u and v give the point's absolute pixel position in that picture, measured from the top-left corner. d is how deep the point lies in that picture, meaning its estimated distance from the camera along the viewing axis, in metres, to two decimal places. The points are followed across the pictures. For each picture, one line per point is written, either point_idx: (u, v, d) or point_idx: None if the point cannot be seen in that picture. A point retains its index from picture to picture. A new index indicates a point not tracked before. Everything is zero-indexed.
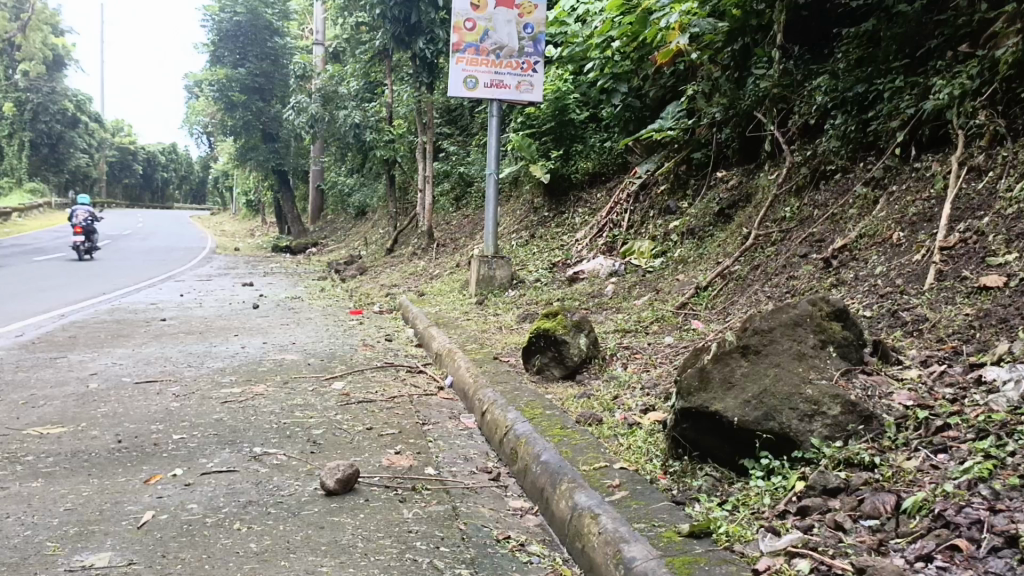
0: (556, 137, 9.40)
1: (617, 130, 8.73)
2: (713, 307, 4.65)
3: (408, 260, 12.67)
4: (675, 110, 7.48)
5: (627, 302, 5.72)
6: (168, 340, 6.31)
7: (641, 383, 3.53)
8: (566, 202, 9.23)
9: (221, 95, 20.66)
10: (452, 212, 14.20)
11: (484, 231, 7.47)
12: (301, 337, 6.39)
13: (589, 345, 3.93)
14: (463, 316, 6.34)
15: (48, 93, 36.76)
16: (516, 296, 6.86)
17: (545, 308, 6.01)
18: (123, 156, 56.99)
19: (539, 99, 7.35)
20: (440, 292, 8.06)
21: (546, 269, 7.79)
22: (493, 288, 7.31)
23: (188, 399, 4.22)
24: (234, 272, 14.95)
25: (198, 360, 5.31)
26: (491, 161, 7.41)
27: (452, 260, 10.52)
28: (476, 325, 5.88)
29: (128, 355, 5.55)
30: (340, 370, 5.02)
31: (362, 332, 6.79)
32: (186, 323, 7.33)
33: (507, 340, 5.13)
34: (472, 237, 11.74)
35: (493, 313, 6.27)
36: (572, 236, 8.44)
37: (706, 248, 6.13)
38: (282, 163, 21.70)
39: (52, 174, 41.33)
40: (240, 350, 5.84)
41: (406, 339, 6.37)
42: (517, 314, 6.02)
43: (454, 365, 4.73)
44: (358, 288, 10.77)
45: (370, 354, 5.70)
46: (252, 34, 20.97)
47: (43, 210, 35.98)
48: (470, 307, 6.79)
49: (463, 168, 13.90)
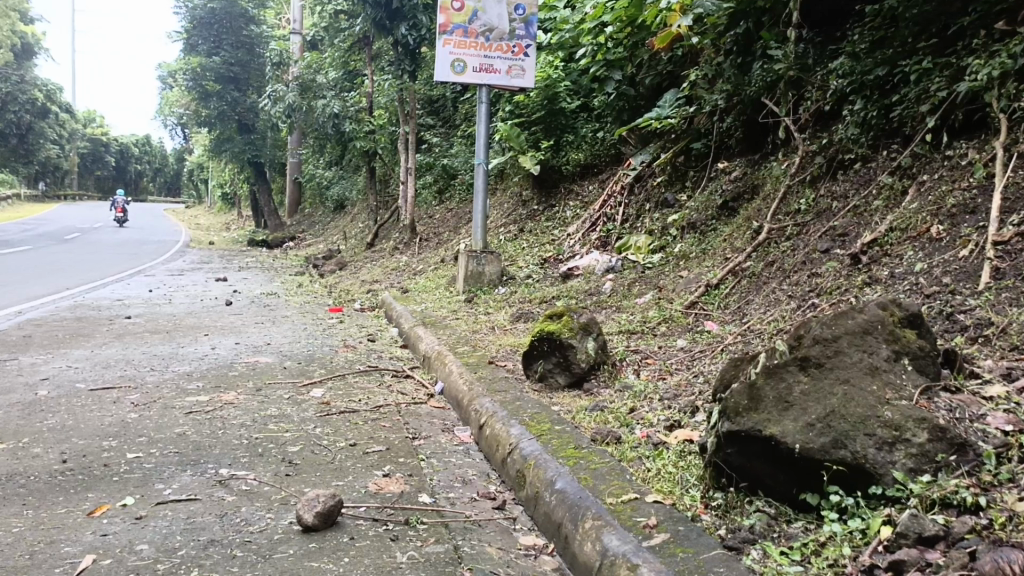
0: (545, 127, 8.92)
1: (611, 120, 8.36)
2: (727, 307, 4.28)
3: (389, 255, 12.22)
4: (673, 98, 7.09)
5: (628, 301, 5.35)
6: (130, 340, 5.85)
7: (660, 393, 3.15)
8: (556, 194, 8.85)
9: (195, 84, 20.07)
10: (434, 206, 13.78)
11: (472, 224, 7.07)
12: (276, 337, 5.96)
13: (598, 349, 3.54)
14: (451, 315, 5.93)
15: (17, 82, 36.05)
16: (507, 294, 6.46)
17: (539, 307, 5.62)
18: (96, 148, 55.94)
19: (531, 85, 6.94)
20: (425, 289, 7.64)
21: (537, 265, 7.40)
22: (482, 285, 6.91)
23: (149, 408, 3.79)
24: (208, 266, 14.43)
25: (162, 364, 4.86)
26: (479, 150, 7.00)
27: (436, 255, 10.12)
28: (466, 324, 5.48)
29: (85, 357, 5.09)
30: (318, 374, 4.60)
31: (342, 331, 6.36)
32: (152, 322, 6.85)
33: (501, 342, 4.73)
34: (456, 231, 11.33)
35: (483, 312, 5.87)
36: (563, 230, 8.05)
37: (710, 243, 5.77)
38: (258, 154, 21.14)
39: (21, 165, 40.36)
40: (210, 351, 5.38)
41: (389, 340, 5.95)
42: (510, 313, 5.63)
43: (445, 370, 4.33)
44: (338, 284, 10.33)
45: (350, 356, 5.29)
46: (227, 22, 20.40)
47: (12, 202, 35.08)
48: (458, 305, 6.39)
49: (447, 160, 13.48)
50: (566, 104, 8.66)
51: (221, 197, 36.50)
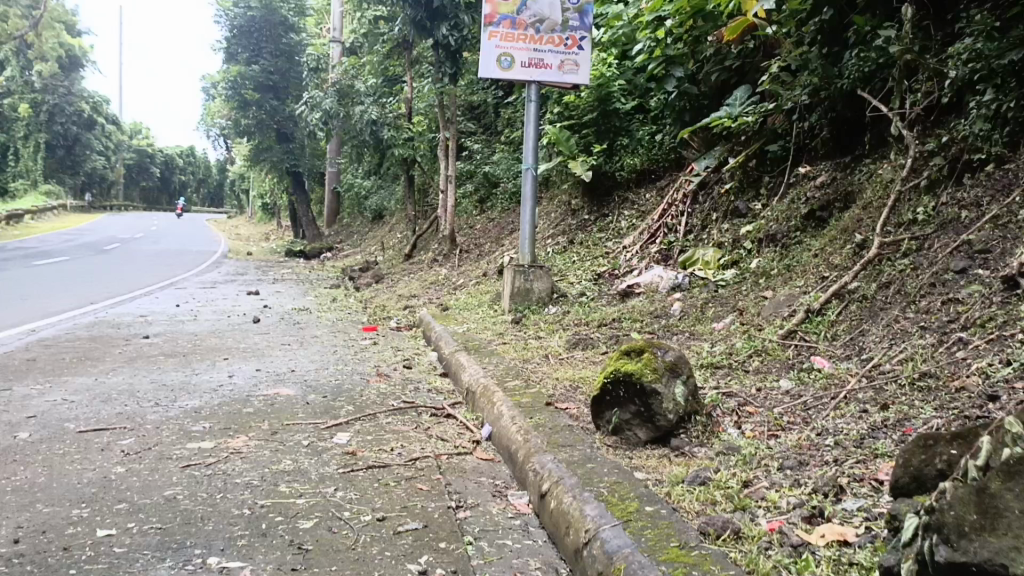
0: (597, 130, 8.19)
1: (670, 122, 7.66)
2: (836, 339, 3.53)
3: (427, 268, 11.60)
4: (744, 95, 6.43)
5: (704, 326, 4.62)
6: (141, 366, 5.26)
7: (781, 459, 2.42)
8: (609, 203, 8.15)
9: (234, 93, 19.79)
10: (476, 215, 13.15)
11: (519, 236, 6.39)
12: (302, 362, 5.33)
13: (687, 397, 2.82)
14: (499, 339, 5.25)
15: (64, 93, 36.65)
16: (559, 314, 5.76)
17: (598, 332, 4.91)
18: (141, 159, 56.59)
19: (585, 81, 6.25)
20: (467, 307, 6.96)
21: (591, 281, 6.71)
22: (530, 303, 6.22)
23: (140, 459, 3.15)
24: (242, 278, 13.97)
25: (169, 397, 4.24)
26: (528, 154, 6.31)
27: (478, 268, 9.45)
28: (516, 351, 4.79)
29: (84, 388, 4.48)
30: (345, 413, 3.93)
31: (376, 355, 5.71)
32: (171, 342, 6.28)
33: (560, 377, 4.03)
34: (499, 241, 10.69)
35: (534, 336, 5.17)
36: (618, 243, 7.35)
37: (796, 258, 5.04)
38: (297, 164, 20.74)
39: (67, 175, 40.79)
40: (226, 381, 4.75)
41: (428, 366, 5.28)
42: (565, 337, 4.92)
43: (492, 410, 3.65)
44: (373, 298, 9.73)
45: (383, 387, 4.63)
46: (266, 30, 20.10)
47: (57, 211, 35.40)
48: (506, 326, 5.70)
49: (489, 167, 12.84)
50: (621, 105, 7.95)
51: (261, 207, 36.42)
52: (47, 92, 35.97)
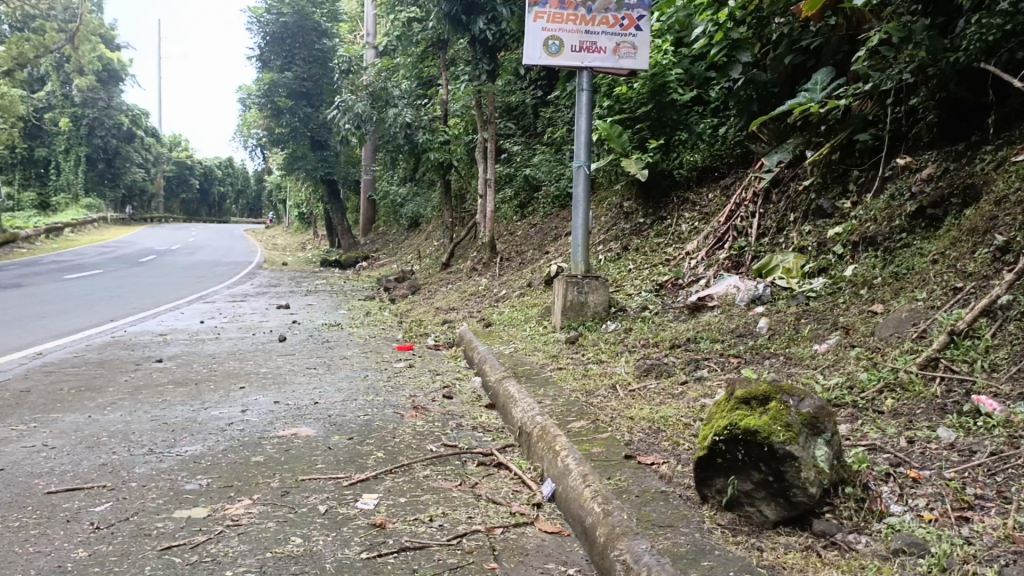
0: (654, 124, 7.32)
1: (736, 113, 6.90)
2: (997, 371, 2.75)
3: (466, 277, 10.90)
4: (825, 78, 5.73)
5: (802, 349, 3.85)
6: (146, 398, 4.64)
7: (996, 565, 1.67)
8: (666, 205, 7.39)
9: (267, 100, 19.39)
10: (515, 220, 12.39)
11: (571, 242, 5.65)
12: (326, 392, 4.66)
13: (831, 461, 2.07)
14: (553, 363, 4.52)
15: (104, 107, 36.95)
16: (619, 332, 5.02)
17: (671, 355, 4.17)
18: (180, 171, 56.98)
19: (644, 65, 5.50)
20: (513, 323, 6.25)
21: (651, 293, 5.96)
22: (586, 319, 5.48)
23: (112, 535, 2.49)
24: (275, 290, 13.48)
25: (166, 441, 3.57)
26: (580, 151, 5.57)
27: (521, 277, 8.73)
28: (574, 379, 4.06)
29: (72, 429, 3.84)
30: (373, 463, 3.23)
31: (411, 381, 5.02)
32: (185, 367, 5.65)
33: (635, 416, 3.29)
34: (543, 248, 9.97)
35: (593, 359, 4.42)
36: (679, 249, 6.59)
37: (906, 264, 4.24)
38: (331, 172, 20.25)
39: (108, 188, 40.97)
40: (237, 419, 4.09)
41: (471, 396, 4.58)
42: (632, 362, 4.18)
43: (555, 461, 2.92)
44: (410, 311, 9.07)
45: (419, 424, 3.92)
46: (299, 36, 19.65)
47: (98, 224, 35.60)
48: (559, 346, 4.98)
49: (528, 170, 12.10)
50: (678, 95, 7.12)
51: (298, 217, 36.16)
52: (87, 106, 36.17)
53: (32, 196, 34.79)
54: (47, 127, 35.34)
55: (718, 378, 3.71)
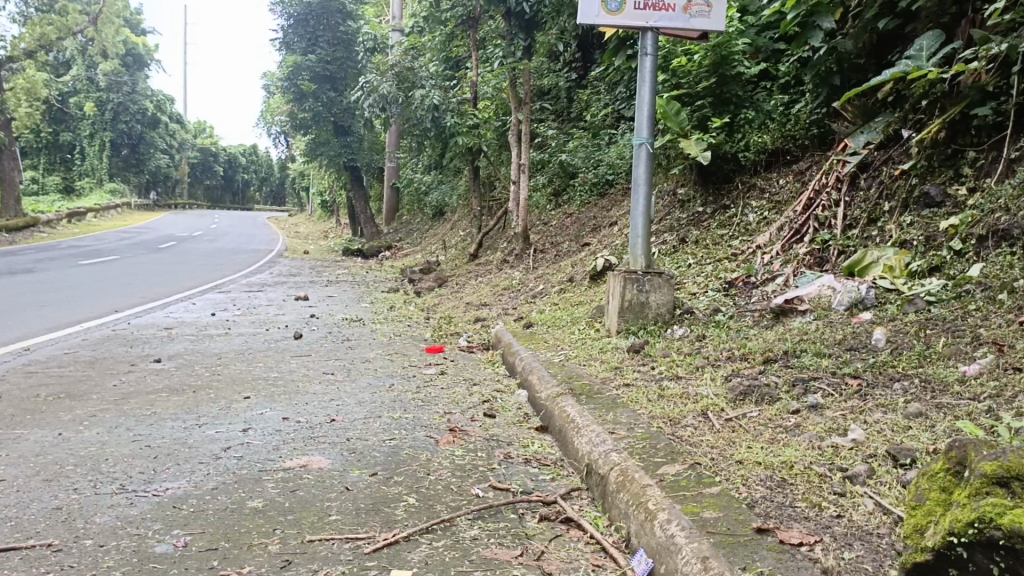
0: (716, 101, 6.46)
1: (813, 88, 6.09)
2: None
3: (497, 270, 10.12)
4: (931, 43, 4.92)
5: (942, 370, 3.06)
6: (133, 409, 3.93)
7: None
8: (728, 192, 6.57)
9: (290, 83, 18.74)
10: (549, 209, 11.54)
11: (630, 232, 4.84)
12: (345, 408, 3.92)
13: None
14: (618, 377, 3.75)
15: (128, 91, 36.46)
16: (691, 339, 4.24)
17: (766, 372, 3.38)
18: (204, 157, 56.66)
19: (721, 27, 4.63)
20: (557, 325, 5.47)
21: (720, 292, 5.18)
22: (647, 322, 4.70)
23: None
24: (294, 280, 12.81)
25: (143, 475, 2.86)
26: (643, 124, 4.77)
27: (560, 271, 7.95)
28: (649, 401, 3.28)
29: (32, 453, 3.13)
30: (403, 515, 2.48)
31: (444, 393, 4.28)
32: (185, 370, 4.94)
33: (745, 459, 2.51)
34: (582, 239, 9.18)
35: (667, 373, 3.64)
36: (747, 241, 5.79)
37: None
38: (354, 158, 19.50)
39: (131, 173, 40.52)
40: (235, 441, 3.36)
41: (516, 415, 3.82)
42: (719, 379, 3.40)
43: (649, 524, 2.15)
44: (437, 306, 8.32)
45: (458, 454, 3.17)
46: (323, 18, 18.95)
47: (122, 209, 35.24)
48: (618, 355, 4.21)
49: (564, 156, 11.30)
50: (744, 67, 6.25)
51: (321, 205, 35.53)
52: (111, 90, 35.80)
53: (55, 180, 34.54)
54: (72, 111, 34.93)
55: (839, 407, 2.92)
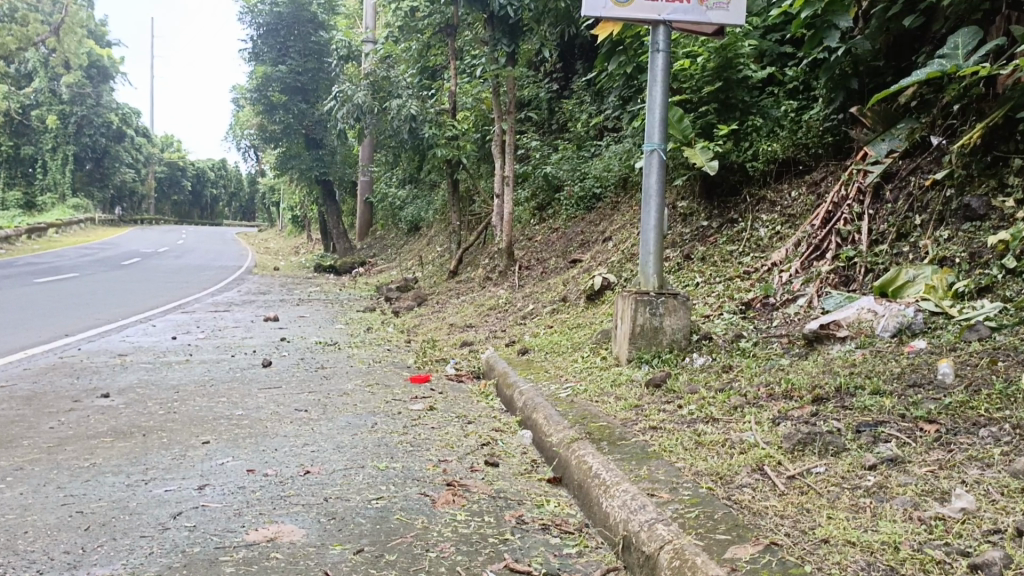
0: (721, 106, 6.02)
1: (827, 92, 5.65)
2: None
3: (479, 288, 9.59)
4: (967, 39, 4.52)
5: None
6: (69, 459, 3.33)
7: None
8: (735, 205, 6.12)
9: (260, 95, 18.14)
10: (533, 224, 11.05)
11: (641, 249, 4.36)
12: (321, 455, 3.36)
13: None
14: (642, 420, 3.23)
15: (93, 104, 35.50)
16: (717, 370, 3.73)
17: (821, 414, 2.87)
18: (172, 172, 55.56)
19: (741, 20, 4.17)
20: (557, 352, 4.95)
21: (736, 315, 4.69)
22: (661, 350, 4.20)
23: None
24: (264, 298, 12.17)
25: (68, 559, 2.27)
26: (654, 130, 4.31)
27: (550, 289, 7.43)
28: (686, 451, 2.77)
29: None
30: None
31: (435, 434, 3.73)
32: (135, 407, 4.33)
33: (832, 538, 1.99)
34: (571, 256, 8.68)
35: (699, 414, 3.13)
36: (760, 258, 5.33)
37: None
38: (326, 172, 18.85)
39: (96, 188, 39.40)
40: (189, 503, 2.78)
41: (522, 462, 3.29)
42: (765, 423, 2.89)
43: None
44: (418, 327, 7.76)
45: (461, 518, 2.62)
46: (294, 28, 18.39)
47: (87, 225, 34.23)
48: (635, 391, 3.69)
49: (548, 168, 10.81)
50: (751, 70, 5.84)
51: (292, 220, 34.74)
52: (76, 103, 34.83)
53: (16, 195, 33.49)
54: (34, 124, 33.87)
55: (923, 461, 2.41)
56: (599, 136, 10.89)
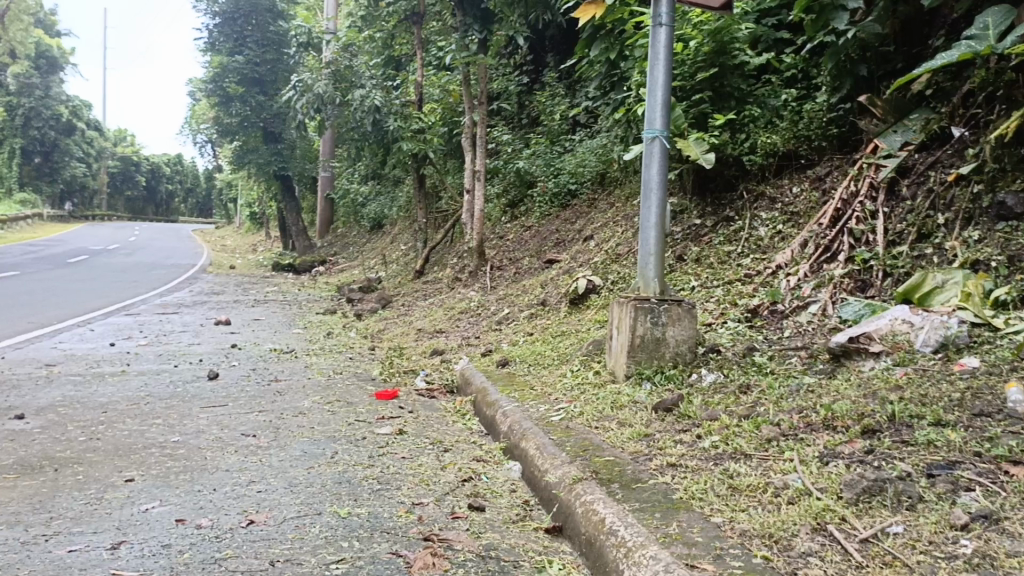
0: (715, 94, 5.53)
1: (831, 80, 5.19)
2: None
3: (447, 289, 9.04)
4: (997, 19, 4.10)
5: None
6: None
7: None
8: (732, 202, 5.65)
9: (216, 86, 17.36)
10: (503, 222, 10.53)
11: (643, 251, 3.88)
12: (271, 497, 2.78)
13: None
14: (656, 455, 2.71)
15: (43, 95, 34.13)
16: (733, 392, 3.23)
17: (878, 452, 2.38)
18: (126, 167, 53.97)
19: None
20: (541, 365, 4.42)
21: (743, 324, 4.21)
22: (663, 364, 3.69)
23: None
24: (217, 299, 11.46)
25: None
26: (655, 115, 3.82)
27: (527, 292, 6.90)
28: (720, 500, 2.25)
29: None
30: None
31: (409, 466, 3.18)
32: (53, 432, 3.70)
33: None
34: (546, 255, 8.16)
35: (726, 450, 2.62)
36: (763, 260, 4.85)
37: None
38: (286, 167, 18.09)
39: (46, 183, 37.94)
40: (97, 570, 2.18)
41: (513, 504, 2.75)
42: (810, 463, 2.39)
43: None
44: (383, 333, 7.18)
45: None
46: (252, 17, 17.65)
47: (36, 220, 32.95)
48: (640, 416, 3.17)
49: (520, 163, 10.29)
50: (747, 56, 5.37)
51: (251, 217, 33.76)
52: (24, 95, 33.43)
53: None
54: None
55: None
56: (572, 130, 10.39)
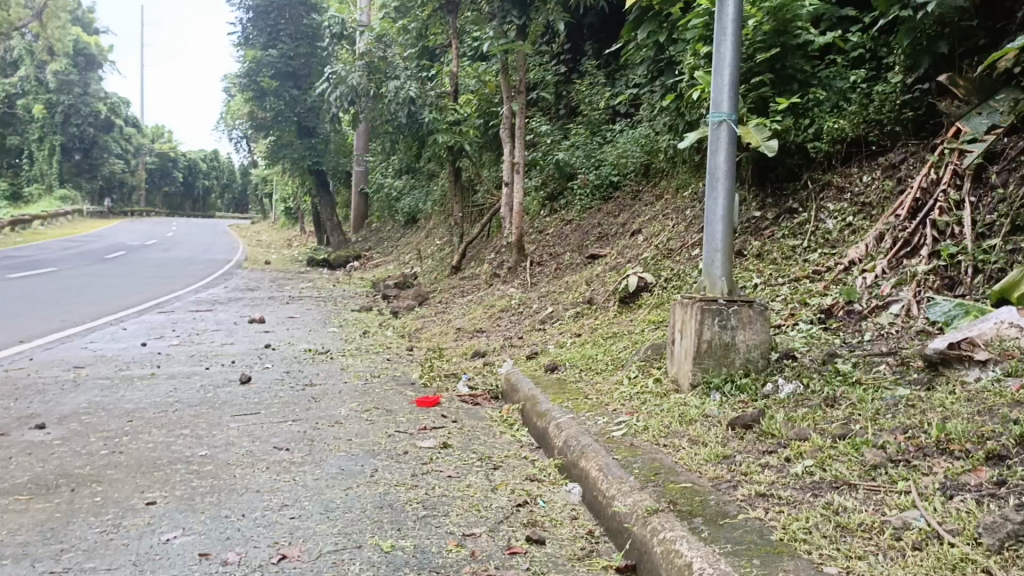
0: (776, 78, 5.13)
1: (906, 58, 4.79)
2: None
3: (486, 285, 8.73)
4: None
5: None
6: None
7: None
8: (795, 194, 5.27)
9: (250, 81, 17.21)
10: (542, 215, 10.20)
11: (708, 246, 3.54)
12: (305, 526, 2.50)
13: None
14: (740, 481, 2.38)
15: (81, 93, 34.44)
16: (817, 406, 2.87)
17: (1012, 484, 2.02)
18: (163, 163, 54.45)
19: None
20: (595, 370, 4.09)
21: (817, 327, 3.84)
22: (733, 372, 3.35)
23: None
24: (252, 295, 11.28)
25: None
26: (722, 96, 3.48)
27: (571, 289, 6.57)
28: (829, 543, 1.91)
29: None
30: None
31: (456, 488, 2.88)
32: (75, 444, 3.46)
33: None
34: (589, 251, 7.80)
35: (824, 479, 2.27)
36: (833, 256, 4.47)
37: None
38: (320, 161, 17.90)
39: (85, 179, 38.33)
40: None
41: (577, 536, 2.43)
42: (931, 497, 2.03)
43: None
44: (421, 332, 6.88)
45: None
46: (285, 11, 17.45)
47: (76, 217, 33.29)
48: (714, 432, 2.84)
49: (559, 155, 9.94)
50: (811, 35, 4.96)
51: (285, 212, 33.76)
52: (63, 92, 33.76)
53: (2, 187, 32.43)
54: (21, 113, 32.88)
55: None
56: (614, 119, 10.00)
